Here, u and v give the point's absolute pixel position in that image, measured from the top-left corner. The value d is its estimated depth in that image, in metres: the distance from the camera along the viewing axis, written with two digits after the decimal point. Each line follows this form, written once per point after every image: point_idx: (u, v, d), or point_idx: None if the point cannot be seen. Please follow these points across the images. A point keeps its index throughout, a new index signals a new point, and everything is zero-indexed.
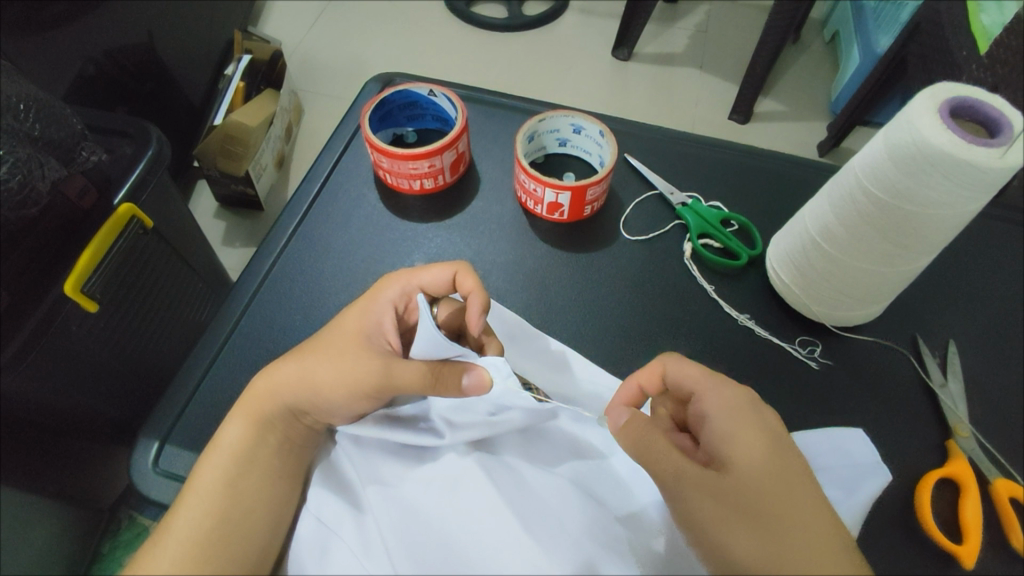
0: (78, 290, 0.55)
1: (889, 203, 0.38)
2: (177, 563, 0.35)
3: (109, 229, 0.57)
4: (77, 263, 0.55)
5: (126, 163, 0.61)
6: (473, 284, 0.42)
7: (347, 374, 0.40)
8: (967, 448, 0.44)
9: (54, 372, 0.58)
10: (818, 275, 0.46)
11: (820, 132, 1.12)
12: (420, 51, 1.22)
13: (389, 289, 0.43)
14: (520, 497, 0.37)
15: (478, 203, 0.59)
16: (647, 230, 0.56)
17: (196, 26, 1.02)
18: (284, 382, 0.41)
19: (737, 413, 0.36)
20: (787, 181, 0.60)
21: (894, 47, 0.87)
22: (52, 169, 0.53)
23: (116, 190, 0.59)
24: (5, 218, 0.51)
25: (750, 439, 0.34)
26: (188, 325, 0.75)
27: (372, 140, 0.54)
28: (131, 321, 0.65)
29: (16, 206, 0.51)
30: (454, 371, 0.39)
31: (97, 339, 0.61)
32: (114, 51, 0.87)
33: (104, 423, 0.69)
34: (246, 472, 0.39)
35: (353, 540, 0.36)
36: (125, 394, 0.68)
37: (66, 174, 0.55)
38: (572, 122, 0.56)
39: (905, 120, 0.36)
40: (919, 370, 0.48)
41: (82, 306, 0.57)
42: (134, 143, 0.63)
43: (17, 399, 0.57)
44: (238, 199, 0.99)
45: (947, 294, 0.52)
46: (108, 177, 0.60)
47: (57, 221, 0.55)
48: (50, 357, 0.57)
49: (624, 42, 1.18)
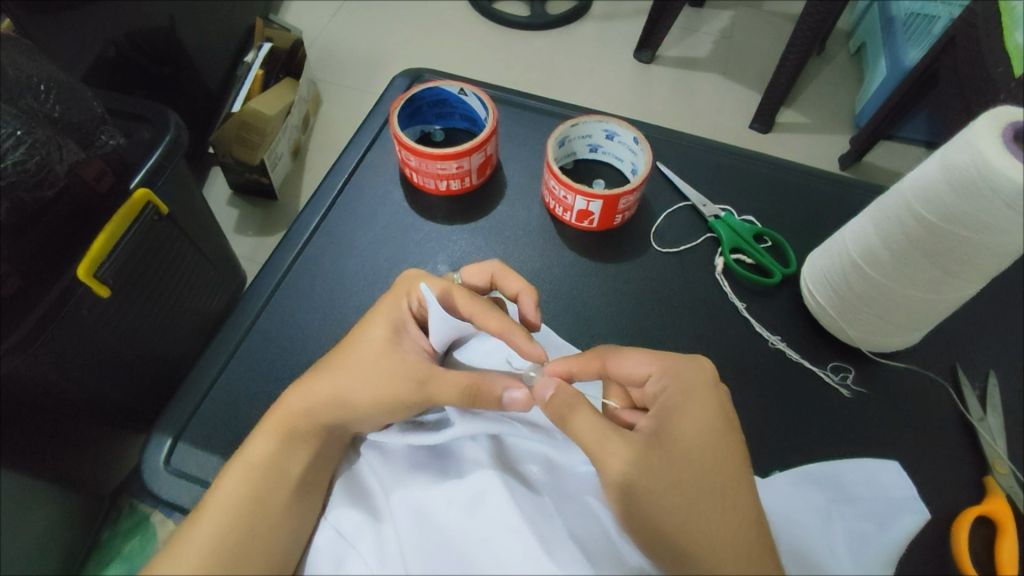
0: (90, 274, 0.55)
1: (941, 228, 0.37)
2: None
3: (128, 211, 0.57)
4: (91, 247, 0.55)
5: (144, 148, 0.60)
6: (499, 322, 0.40)
7: (380, 388, 0.39)
8: (1006, 486, 0.42)
9: (62, 357, 0.57)
10: (857, 298, 0.44)
11: (843, 145, 1.10)
12: (443, 46, 1.21)
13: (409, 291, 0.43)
14: (542, 520, 0.35)
15: (505, 207, 0.57)
16: (678, 243, 0.55)
17: (217, 12, 1.01)
18: (313, 398, 0.40)
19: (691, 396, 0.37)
20: (821, 197, 0.58)
21: (924, 63, 0.87)
22: (70, 151, 0.51)
23: (132, 173, 0.58)
24: (22, 200, 0.49)
25: (692, 403, 0.36)
26: (200, 314, 0.74)
27: (400, 137, 0.53)
28: (141, 308, 0.64)
29: (34, 187, 0.49)
30: (494, 388, 0.38)
31: (106, 325, 0.60)
32: (135, 33, 0.86)
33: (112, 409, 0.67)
34: (270, 487, 0.38)
35: (371, 555, 0.36)
36: (134, 382, 0.68)
37: (84, 156, 0.53)
38: (605, 128, 0.54)
39: (965, 142, 0.35)
40: (957, 401, 0.47)
41: (94, 291, 0.56)
42: (153, 128, 0.61)
43: (26, 381, 0.56)
44: (254, 188, 0.98)
45: (987, 324, 0.50)
46: (126, 162, 0.59)
47: (73, 204, 0.54)
48: (59, 338, 0.56)
49: (647, 44, 1.17)
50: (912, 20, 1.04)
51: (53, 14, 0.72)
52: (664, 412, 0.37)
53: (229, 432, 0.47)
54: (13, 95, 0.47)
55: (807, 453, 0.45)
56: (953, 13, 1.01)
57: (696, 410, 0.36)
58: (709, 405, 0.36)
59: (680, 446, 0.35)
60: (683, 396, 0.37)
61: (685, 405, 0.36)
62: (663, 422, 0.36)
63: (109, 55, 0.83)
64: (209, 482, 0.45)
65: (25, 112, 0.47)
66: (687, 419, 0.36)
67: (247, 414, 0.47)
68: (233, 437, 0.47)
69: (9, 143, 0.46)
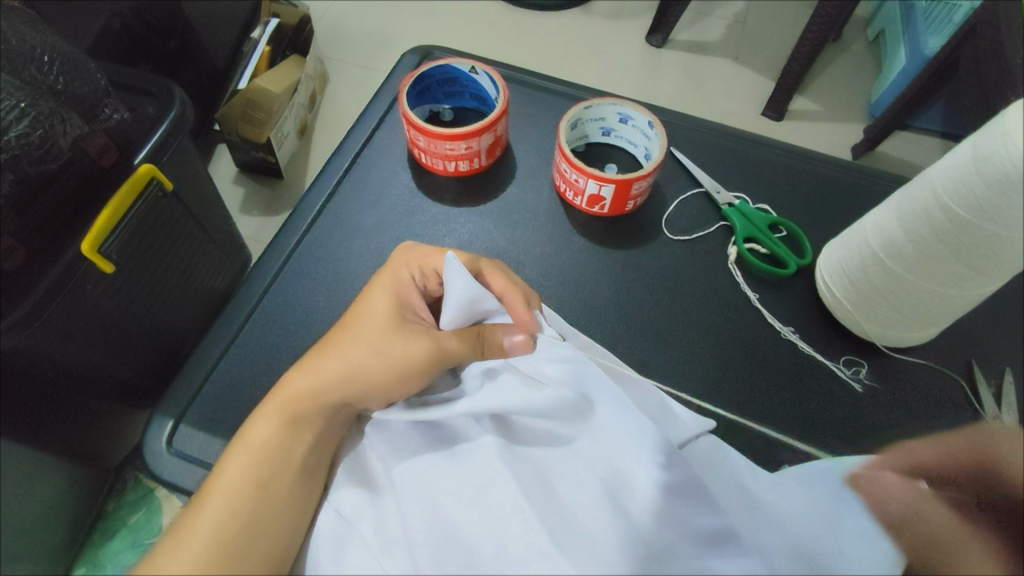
0: (94, 250, 0.54)
1: (968, 222, 0.35)
2: (199, 565, 0.34)
3: (129, 189, 0.55)
4: (95, 223, 0.54)
5: (149, 123, 0.59)
6: (502, 283, 0.42)
7: (390, 364, 0.40)
8: None
9: (66, 330, 0.57)
10: (876, 293, 0.43)
11: (856, 135, 1.08)
12: (454, 24, 1.19)
13: (410, 265, 0.43)
14: (547, 505, 0.34)
15: (514, 190, 0.56)
16: (691, 230, 0.54)
17: None
18: (324, 379, 0.40)
19: None
20: (838, 187, 0.57)
21: (946, 50, 0.86)
22: (73, 125, 0.50)
23: (137, 148, 0.58)
24: (25, 174, 0.48)
25: None
26: (202, 291, 0.73)
27: (408, 116, 0.51)
28: (145, 284, 0.63)
29: (37, 160, 0.48)
30: (496, 339, 0.39)
31: (111, 300, 0.60)
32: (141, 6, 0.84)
33: (117, 385, 0.67)
34: (275, 471, 0.37)
35: (372, 536, 0.36)
36: (138, 358, 0.67)
37: (88, 131, 0.52)
38: (619, 111, 0.53)
39: (999, 132, 0.33)
40: (972, 399, 0.45)
41: (99, 267, 0.56)
42: (158, 102, 0.60)
43: (31, 354, 0.56)
44: (259, 166, 0.97)
45: (1005, 321, 0.49)
46: (129, 136, 0.58)
47: (76, 178, 0.53)
48: (61, 314, 0.55)
49: (659, 27, 1.14)
50: (933, 8, 1.02)
51: None
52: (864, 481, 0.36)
53: (231, 412, 0.47)
54: (17, 67, 0.46)
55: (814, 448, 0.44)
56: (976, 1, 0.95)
57: None
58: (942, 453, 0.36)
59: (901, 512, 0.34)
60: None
61: None
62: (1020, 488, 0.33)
63: (115, 27, 0.83)
64: (210, 464, 0.45)
65: (27, 84, 0.47)
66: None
67: (249, 395, 0.47)
68: (234, 420, 0.46)
69: (12, 115, 0.45)
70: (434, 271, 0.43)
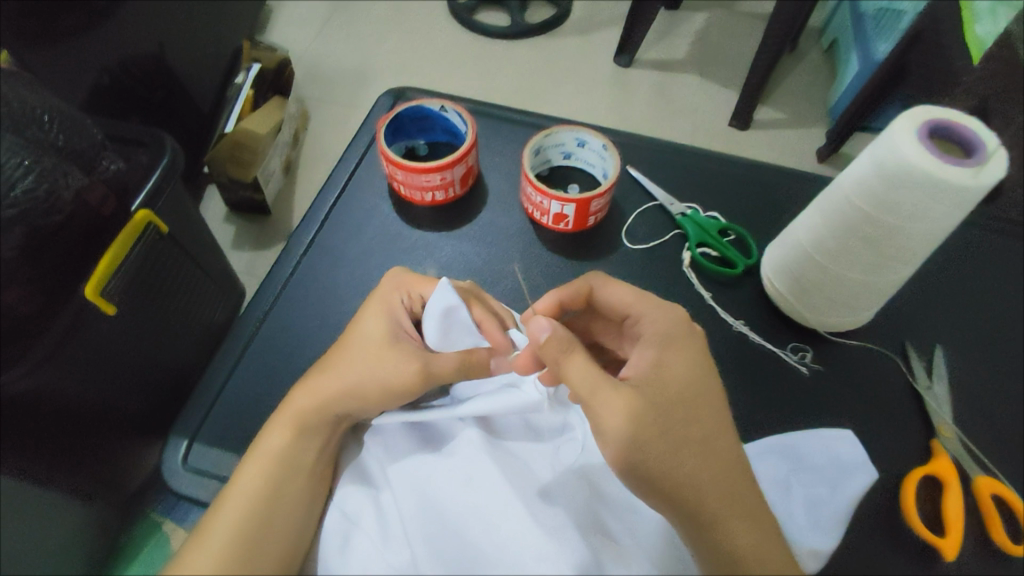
0: (98, 293, 0.59)
1: (876, 218, 0.41)
2: (219, 560, 0.37)
3: (131, 231, 0.60)
4: (98, 268, 0.59)
5: (143, 172, 0.64)
6: (483, 310, 0.47)
7: (383, 374, 0.43)
8: (950, 447, 0.46)
9: (71, 372, 0.61)
10: (812, 284, 0.48)
11: (818, 138, 1.15)
12: (430, 59, 1.25)
13: (398, 290, 0.48)
14: (532, 493, 0.40)
15: (488, 213, 0.61)
16: (649, 239, 0.59)
17: (204, 35, 1.06)
18: (331, 394, 0.43)
19: (668, 334, 0.42)
20: (781, 192, 0.62)
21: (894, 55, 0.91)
22: (74, 178, 0.55)
23: (133, 196, 0.62)
24: (34, 226, 0.52)
25: (671, 346, 0.41)
26: (204, 328, 0.78)
27: (386, 153, 0.57)
28: (146, 323, 0.68)
29: (43, 213, 0.53)
30: (482, 361, 0.45)
31: (114, 340, 0.65)
32: (127, 61, 0.90)
33: (128, 423, 0.72)
34: (286, 475, 0.41)
35: (376, 529, 0.40)
36: (143, 395, 0.72)
37: (88, 182, 0.57)
38: (577, 136, 0.58)
39: (888, 140, 0.39)
40: (905, 371, 0.50)
41: (101, 308, 0.60)
42: (150, 151, 0.66)
43: (46, 396, 0.60)
44: (247, 205, 1.02)
45: (938, 301, 0.54)
46: (126, 184, 0.63)
47: (79, 228, 0.57)
48: (72, 357, 0.61)
49: (625, 48, 1.21)
50: (881, 15, 1.10)
51: (34, 43, 0.76)
52: (644, 352, 0.41)
53: (240, 431, 0.50)
54: (21, 127, 0.51)
55: (770, 427, 0.49)
56: (918, 7, 1.05)
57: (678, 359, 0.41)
58: (583, 361, 0.39)
59: (661, 383, 0.39)
60: (662, 344, 0.41)
61: (664, 353, 0.41)
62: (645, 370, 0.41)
63: (104, 82, 0.88)
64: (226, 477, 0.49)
65: (30, 143, 0.52)
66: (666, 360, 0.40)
67: (254, 416, 0.51)
68: (242, 438, 0.50)
69: (18, 172, 0.50)
70: (421, 296, 0.48)
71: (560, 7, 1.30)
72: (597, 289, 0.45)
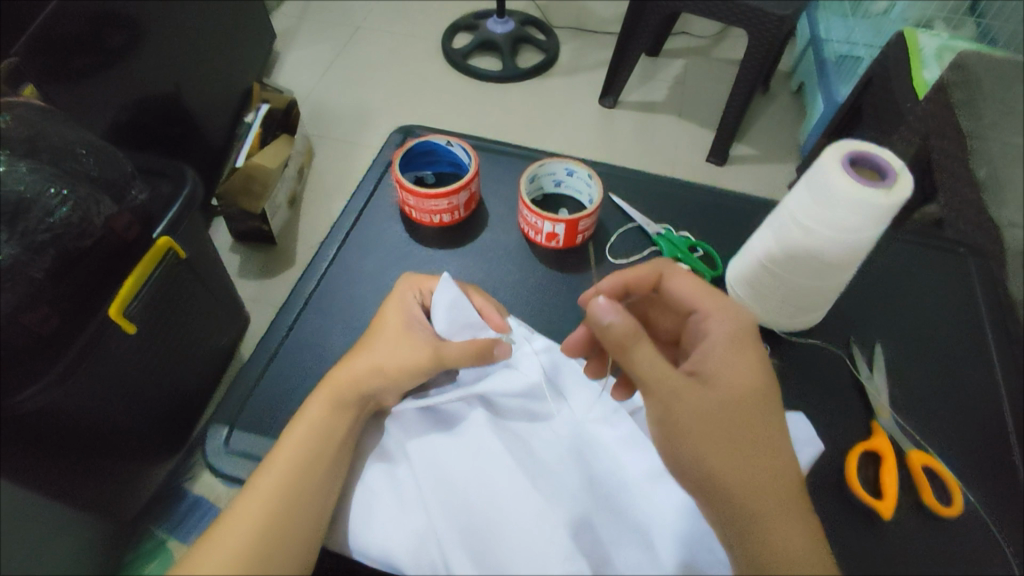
0: (120, 314, 0.67)
1: (812, 232, 0.49)
2: (256, 519, 0.45)
3: (149, 260, 0.68)
4: (121, 289, 0.67)
5: (165, 201, 0.72)
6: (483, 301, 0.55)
7: (404, 357, 0.50)
8: (888, 426, 0.54)
9: (87, 385, 0.68)
10: (766, 290, 0.56)
11: (789, 171, 1.26)
12: (432, 99, 1.36)
13: (412, 287, 0.55)
14: (528, 462, 0.46)
15: (488, 233, 0.69)
16: (628, 255, 0.67)
17: (215, 79, 1.16)
18: (361, 376, 0.50)
19: (735, 339, 0.46)
20: (745, 214, 0.71)
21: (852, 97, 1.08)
22: (106, 206, 0.63)
23: (156, 224, 0.70)
24: (67, 248, 0.61)
25: (734, 355, 0.45)
26: (200, 347, 0.86)
27: (400, 181, 0.65)
28: (155, 339, 0.76)
29: (76, 237, 0.61)
30: (487, 344, 0.51)
31: (126, 355, 0.72)
32: (143, 100, 0.98)
33: (129, 438, 0.78)
34: (318, 447, 0.47)
35: (397, 499, 0.47)
36: (143, 411, 0.78)
37: (117, 210, 0.65)
38: (566, 167, 0.67)
39: (819, 168, 0.48)
40: (851, 365, 0.58)
41: (123, 328, 0.68)
42: (174, 182, 0.73)
43: (62, 410, 0.66)
44: (255, 234, 1.10)
45: (880, 306, 0.63)
46: (150, 213, 0.70)
47: (105, 251, 0.65)
48: (89, 375, 0.67)
49: (610, 90, 1.32)
50: (843, 60, 1.23)
51: (66, 82, 0.82)
52: (714, 347, 0.46)
53: (271, 423, 0.57)
54: (61, 161, 0.60)
55: None
56: (873, 54, 1.17)
57: (739, 364, 0.45)
58: (648, 346, 0.43)
59: (720, 377, 0.44)
60: (728, 345, 0.46)
61: (729, 353, 0.46)
62: (708, 366, 0.46)
63: (122, 119, 0.94)
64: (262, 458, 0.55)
65: (68, 173, 0.60)
66: (728, 365, 0.45)
67: (283, 409, 0.57)
68: (273, 429, 0.56)
69: (56, 200, 0.59)
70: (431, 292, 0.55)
71: (550, 54, 1.42)
72: (668, 277, 0.52)
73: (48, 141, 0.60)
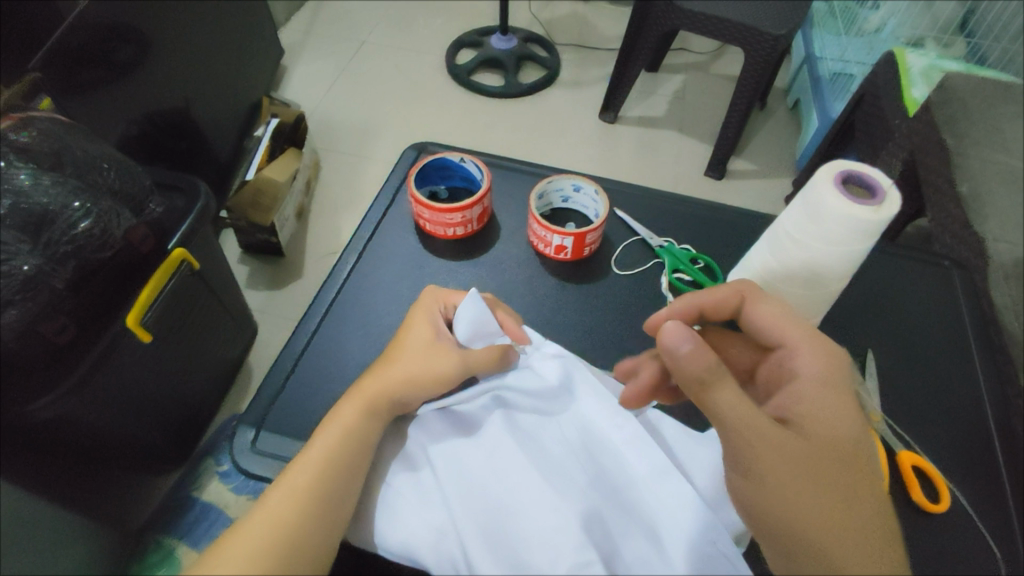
0: (136, 323, 0.69)
1: (807, 246, 0.52)
2: (284, 507, 0.47)
3: (164, 272, 0.71)
4: (136, 301, 0.69)
5: (179, 215, 0.76)
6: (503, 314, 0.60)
7: (427, 364, 0.54)
8: (880, 431, 0.56)
9: (103, 392, 0.70)
10: (764, 298, 0.60)
11: (784, 185, 1.30)
12: (438, 115, 1.40)
13: (436, 299, 0.59)
14: (544, 461, 0.49)
15: (499, 246, 0.73)
16: (632, 266, 0.70)
17: (222, 94, 1.19)
18: (386, 381, 0.53)
19: (825, 378, 0.46)
20: (744, 227, 0.75)
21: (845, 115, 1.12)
22: (125, 218, 0.66)
23: (169, 237, 0.73)
24: (88, 258, 0.63)
25: (820, 396, 0.46)
26: (209, 357, 0.89)
27: (416, 197, 0.68)
28: (169, 348, 0.79)
29: (97, 248, 0.63)
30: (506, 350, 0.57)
31: (140, 364, 0.74)
32: (154, 114, 1.01)
33: (139, 444, 0.80)
34: (345, 442, 0.50)
35: (418, 496, 0.50)
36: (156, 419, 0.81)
37: (134, 223, 0.68)
38: (572, 183, 0.71)
39: (812, 188, 0.51)
40: None
41: (139, 336, 0.71)
42: (186, 196, 0.77)
43: (77, 417, 0.68)
44: (262, 246, 1.13)
45: (872, 316, 0.66)
46: (164, 227, 0.74)
47: (121, 264, 0.68)
48: (104, 382, 0.69)
49: (610, 106, 1.37)
50: (835, 78, 1.28)
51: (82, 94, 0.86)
52: (805, 386, 0.46)
53: (295, 425, 0.59)
54: (84, 174, 0.63)
55: None
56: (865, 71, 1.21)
57: (831, 404, 0.45)
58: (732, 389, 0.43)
59: (809, 421, 0.45)
60: (820, 388, 0.46)
61: (822, 394, 0.46)
62: (798, 410, 0.46)
63: (132, 133, 0.98)
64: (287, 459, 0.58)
65: (91, 186, 0.63)
66: (817, 406, 0.45)
67: (307, 412, 0.60)
68: (297, 431, 0.59)
69: (81, 214, 0.61)
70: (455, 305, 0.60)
71: (551, 71, 1.47)
72: (751, 303, 0.51)
73: (72, 155, 0.62)
